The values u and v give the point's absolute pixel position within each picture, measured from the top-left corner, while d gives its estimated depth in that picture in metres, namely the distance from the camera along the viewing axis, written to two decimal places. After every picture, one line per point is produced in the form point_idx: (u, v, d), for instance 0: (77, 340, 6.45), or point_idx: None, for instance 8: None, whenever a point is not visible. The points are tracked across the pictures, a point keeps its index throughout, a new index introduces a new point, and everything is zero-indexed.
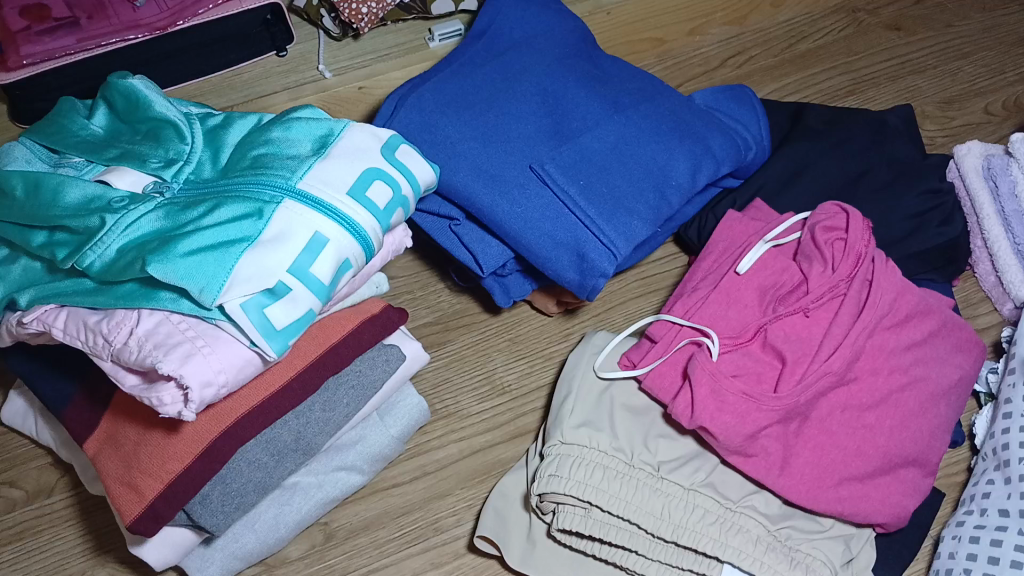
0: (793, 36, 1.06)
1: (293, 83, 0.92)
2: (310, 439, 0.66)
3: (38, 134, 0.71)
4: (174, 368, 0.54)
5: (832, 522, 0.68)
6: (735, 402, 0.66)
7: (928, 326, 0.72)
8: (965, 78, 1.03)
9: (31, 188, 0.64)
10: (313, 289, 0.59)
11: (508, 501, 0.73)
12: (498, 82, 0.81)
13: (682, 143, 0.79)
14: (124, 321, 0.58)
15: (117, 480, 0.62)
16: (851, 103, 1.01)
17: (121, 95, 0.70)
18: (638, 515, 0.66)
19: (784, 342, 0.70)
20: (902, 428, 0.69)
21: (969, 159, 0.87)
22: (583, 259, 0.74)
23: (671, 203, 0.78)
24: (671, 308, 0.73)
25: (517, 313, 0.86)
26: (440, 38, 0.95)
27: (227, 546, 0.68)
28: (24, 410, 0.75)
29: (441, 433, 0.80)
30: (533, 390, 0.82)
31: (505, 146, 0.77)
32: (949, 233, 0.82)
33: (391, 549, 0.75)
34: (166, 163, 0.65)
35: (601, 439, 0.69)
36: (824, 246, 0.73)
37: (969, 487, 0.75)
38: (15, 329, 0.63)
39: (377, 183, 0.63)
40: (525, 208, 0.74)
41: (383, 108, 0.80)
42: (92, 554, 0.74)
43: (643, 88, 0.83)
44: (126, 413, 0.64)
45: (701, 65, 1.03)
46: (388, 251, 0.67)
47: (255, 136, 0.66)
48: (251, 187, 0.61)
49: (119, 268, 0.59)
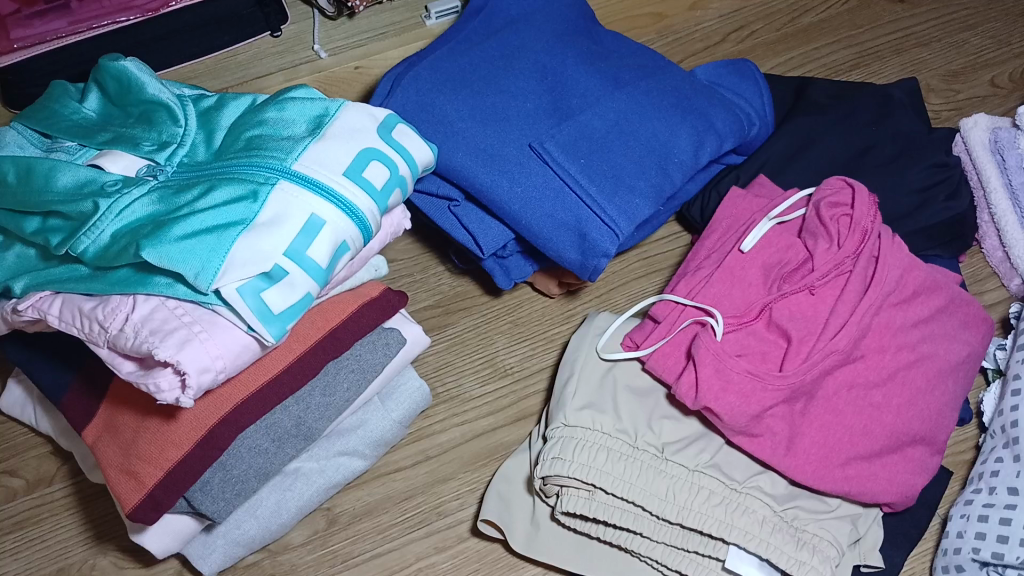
0: (795, 10, 1.04)
1: (288, 64, 0.91)
2: (310, 425, 0.66)
3: (29, 118, 0.70)
4: (170, 354, 0.54)
5: (839, 502, 0.67)
6: (740, 381, 0.65)
7: (936, 302, 0.71)
8: (971, 50, 1.01)
9: (22, 173, 0.63)
10: (310, 272, 0.58)
11: (511, 485, 0.73)
12: (496, 60, 0.79)
13: (684, 119, 0.78)
14: (120, 307, 0.57)
15: (116, 467, 0.62)
16: (855, 77, 0.99)
17: (112, 77, 0.69)
18: (642, 497, 0.65)
19: (789, 320, 0.69)
20: (910, 406, 0.68)
21: (975, 132, 0.85)
22: (584, 239, 0.73)
23: (674, 180, 0.76)
24: (675, 287, 0.72)
25: (518, 294, 0.85)
26: (437, 16, 0.93)
27: (229, 533, 0.68)
28: (21, 399, 0.74)
29: (443, 417, 0.79)
30: (536, 371, 0.81)
31: (504, 125, 0.76)
32: (955, 209, 0.81)
33: (394, 534, 0.74)
34: (159, 145, 0.64)
35: (605, 421, 0.68)
36: (829, 222, 0.72)
37: (976, 465, 0.74)
38: (10, 316, 0.62)
39: (373, 163, 0.62)
40: (524, 187, 0.73)
41: (379, 87, 0.79)
42: (93, 542, 0.73)
43: (644, 63, 0.82)
44: (124, 401, 0.63)
45: (702, 41, 1.01)
46: (386, 233, 0.66)
47: (250, 117, 0.65)
48: (246, 170, 0.60)
49: (113, 253, 0.58)
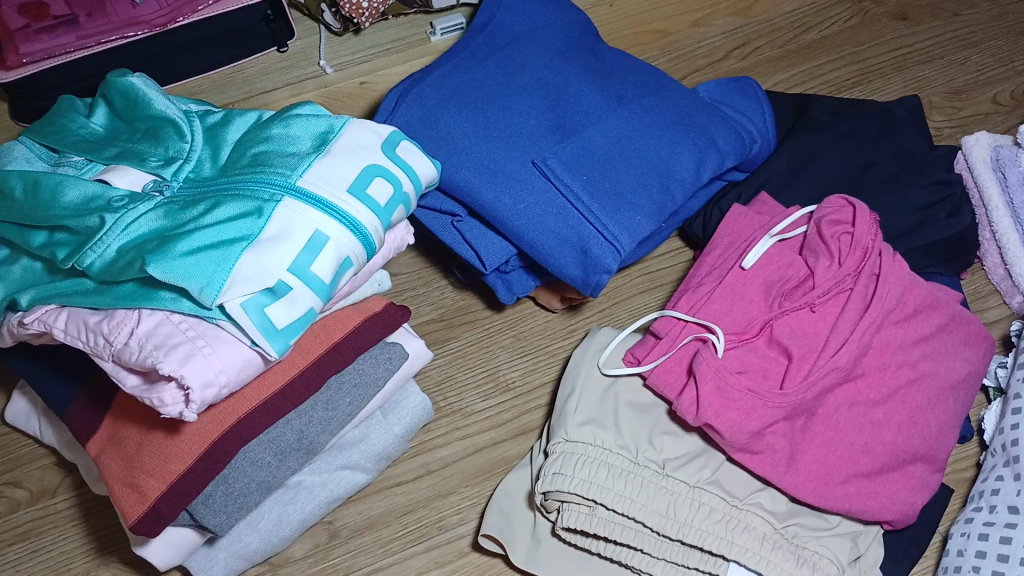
0: (797, 27, 1.05)
1: (294, 79, 0.92)
2: (312, 439, 0.66)
3: (37, 133, 0.70)
4: (174, 368, 0.54)
5: (839, 519, 0.68)
6: (740, 399, 0.66)
7: (937, 320, 0.71)
8: (973, 67, 1.02)
9: (29, 188, 0.64)
10: (314, 288, 0.58)
11: (512, 500, 0.73)
12: (500, 76, 0.80)
13: (686, 136, 0.78)
14: (125, 321, 0.57)
15: (119, 480, 0.62)
16: (857, 94, 0.99)
17: (120, 93, 0.70)
18: (643, 513, 0.65)
19: (790, 337, 0.69)
20: (910, 424, 0.68)
21: (977, 150, 0.86)
22: (586, 255, 0.73)
23: (676, 197, 0.77)
24: (676, 303, 0.73)
25: (521, 309, 0.86)
26: (442, 32, 0.94)
27: (231, 546, 0.68)
28: (26, 411, 0.75)
29: (444, 431, 0.80)
30: (538, 386, 0.82)
31: (507, 141, 0.76)
32: (957, 226, 0.81)
33: (395, 548, 0.74)
34: (165, 161, 0.65)
35: (606, 436, 0.68)
36: (830, 240, 0.73)
37: (977, 483, 0.74)
38: (16, 329, 0.63)
39: (377, 180, 0.63)
40: (526, 203, 0.74)
41: (384, 103, 0.80)
42: (96, 554, 0.74)
43: (646, 81, 0.83)
44: (129, 414, 0.64)
45: (705, 57, 1.02)
46: (389, 248, 0.66)
47: (255, 134, 0.66)
48: (250, 185, 0.61)
49: (118, 267, 0.58)
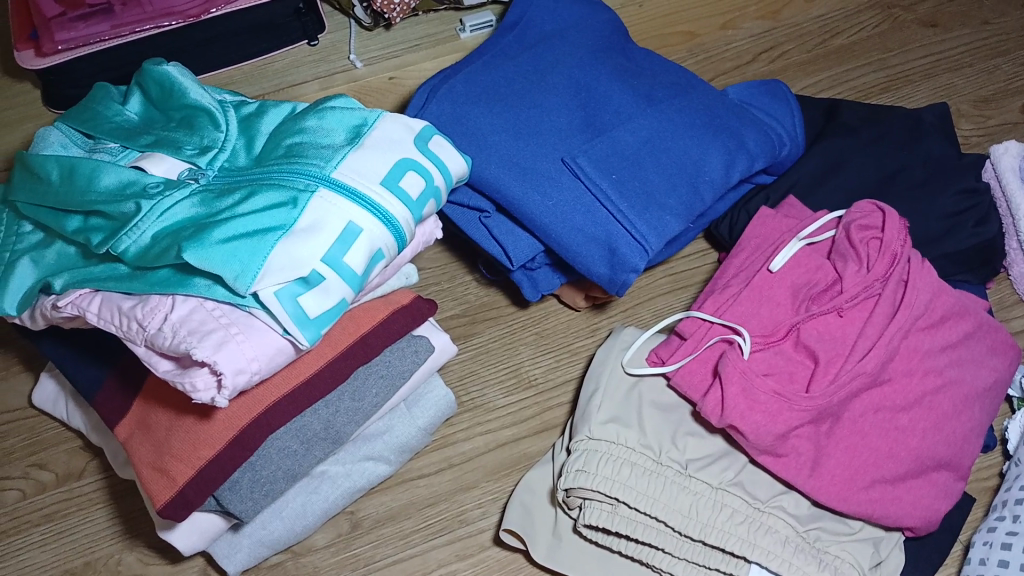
0: (827, 31, 1.04)
1: (323, 73, 0.93)
2: (339, 429, 0.66)
3: (73, 119, 0.71)
4: (208, 355, 0.55)
5: (861, 524, 0.68)
6: (766, 401, 0.66)
7: (964, 328, 0.71)
8: (1003, 76, 1.01)
9: (65, 173, 0.65)
10: (346, 279, 0.59)
11: (534, 496, 0.73)
12: (530, 73, 0.80)
13: (715, 138, 0.79)
14: (159, 306, 0.58)
15: (148, 464, 0.63)
16: (885, 100, 0.99)
17: (155, 82, 0.71)
18: (665, 513, 0.65)
19: (817, 341, 0.69)
20: (936, 430, 0.68)
21: (1006, 158, 0.85)
22: (613, 254, 0.73)
23: (704, 199, 0.77)
24: (702, 305, 0.73)
25: (545, 306, 0.86)
26: (471, 29, 0.95)
27: (255, 533, 0.68)
28: (55, 394, 0.76)
29: (467, 425, 0.80)
30: (561, 383, 0.82)
31: (536, 139, 0.76)
32: (984, 235, 0.81)
33: (416, 540, 0.75)
34: (200, 150, 0.65)
35: (630, 435, 0.69)
36: (859, 245, 0.72)
37: (1001, 492, 0.74)
38: (49, 312, 0.63)
39: (409, 173, 0.63)
40: (555, 201, 0.74)
41: (414, 100, 0.80)
42: (121, 537, 0.74)
43: (676, 81, 0.83)
44: (157, 398, 0.64)
45: (733, 60, 1.02)
46: (419, 242, 0.67)
47: (290, 125, 0.66)
48: (285, 176, 0.61)
49: (153, 254, 0.59)
